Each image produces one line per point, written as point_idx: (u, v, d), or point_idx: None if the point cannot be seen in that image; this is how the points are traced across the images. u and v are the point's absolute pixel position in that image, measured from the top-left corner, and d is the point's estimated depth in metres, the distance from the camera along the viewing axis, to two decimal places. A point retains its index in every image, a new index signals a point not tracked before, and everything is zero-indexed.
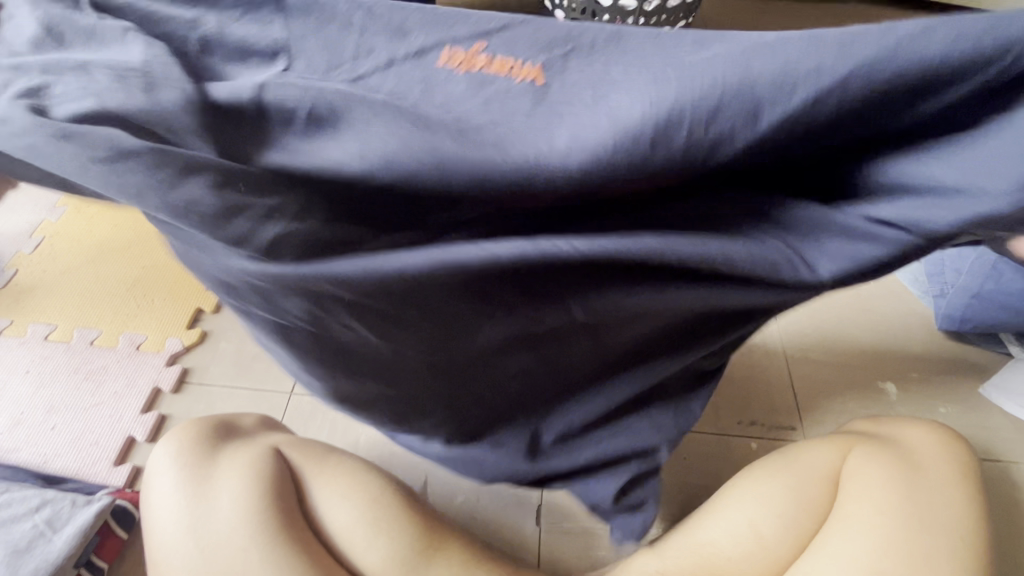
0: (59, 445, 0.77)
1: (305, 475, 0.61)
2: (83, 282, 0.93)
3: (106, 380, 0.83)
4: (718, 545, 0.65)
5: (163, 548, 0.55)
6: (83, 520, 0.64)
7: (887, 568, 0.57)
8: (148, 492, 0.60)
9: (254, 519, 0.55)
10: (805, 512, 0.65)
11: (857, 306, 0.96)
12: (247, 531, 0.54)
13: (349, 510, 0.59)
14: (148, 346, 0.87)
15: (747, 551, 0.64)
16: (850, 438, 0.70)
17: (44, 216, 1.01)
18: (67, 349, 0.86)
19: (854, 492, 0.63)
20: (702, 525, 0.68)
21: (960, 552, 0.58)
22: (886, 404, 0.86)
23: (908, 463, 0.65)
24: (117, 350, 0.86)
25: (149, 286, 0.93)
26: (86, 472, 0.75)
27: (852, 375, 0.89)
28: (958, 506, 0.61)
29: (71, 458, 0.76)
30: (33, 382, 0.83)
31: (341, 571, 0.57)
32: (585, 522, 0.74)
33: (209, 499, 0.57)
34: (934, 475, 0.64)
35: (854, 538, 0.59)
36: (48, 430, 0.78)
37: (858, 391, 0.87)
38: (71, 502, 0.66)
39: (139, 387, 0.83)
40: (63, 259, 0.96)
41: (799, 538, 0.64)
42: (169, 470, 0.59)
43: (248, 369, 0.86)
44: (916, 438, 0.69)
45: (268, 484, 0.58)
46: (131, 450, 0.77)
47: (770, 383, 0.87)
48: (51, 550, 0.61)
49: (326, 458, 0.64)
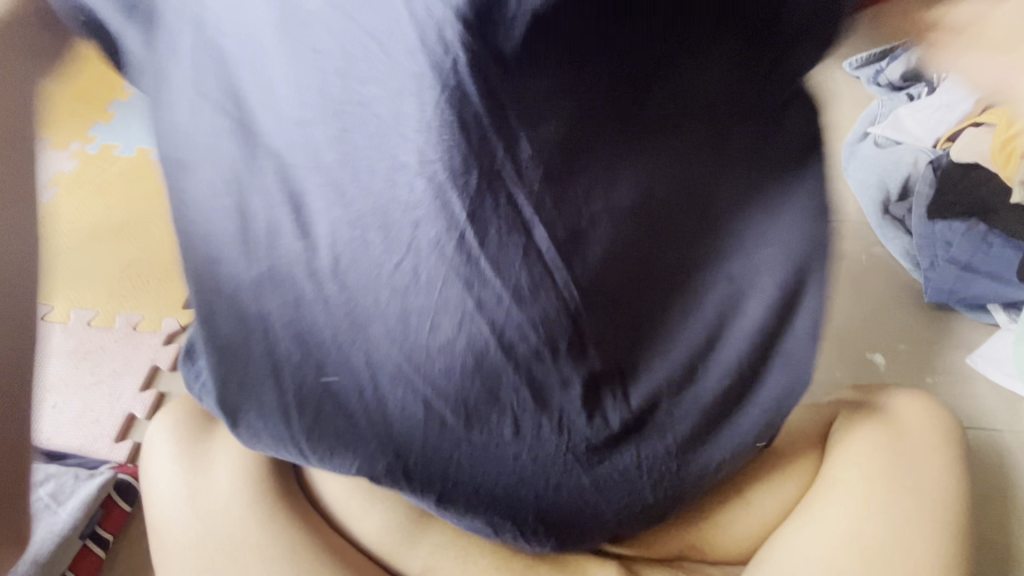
0: (60, 423, 0.79)
1: None
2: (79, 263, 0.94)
3: (104, 360, 0.84)
4: (707, 508, 0.66)
5: (164, 518, 0.57)
6: (86, 494, 0.65)
7: (869, 530, 0.59)
8: (146, 464, 0.61)
9: (252, 490, 0.57)
10: (789, 476, 0.67)
11: (847, 280, 0.99)
12: (246, 501, 0.56)
13: (343, 481, 0.59)
14: (145, 326, 0.88)
15: (734, 515, 0.66)
16: (836, 405, 0.72)
17: (38, 198, 1.02)
18: (65, 330, 0.87)
19: (838, 456, 0.65)
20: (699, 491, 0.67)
21: (938, 511, 0.60)
22: (873, 375, 0.89)
23: (893, 427, 0.66)
24: (115, 330, 0.87)
25: (143, 267, 0.94)
26: (88, 448, 0.76)
27: (842, 346, 0.92)
28: (939, 467, 0.63)
29: (73, 436, 0.78)
30: None
31: (335, 537, 0.58)
32: None
33: (207, 471, 0.58)
34: (916, 441, 0.65)
35: (838, 500, 0.62)
36: (49, 408, 0.80)
37: (843, 362, 0.90)
38: (74, 476, 0.67)
39: (137, 366, 0.84)
40: (59, 241, 0.97)
41: (784, 500, 0.66)
42: (166, 443, 0.60)
43: None
44: (898, 402, 0.69)
45: (265, 455, 0.59)
46: (132, 427, 0.79)
47: None
48: (56, 521, 0.63)
49: None
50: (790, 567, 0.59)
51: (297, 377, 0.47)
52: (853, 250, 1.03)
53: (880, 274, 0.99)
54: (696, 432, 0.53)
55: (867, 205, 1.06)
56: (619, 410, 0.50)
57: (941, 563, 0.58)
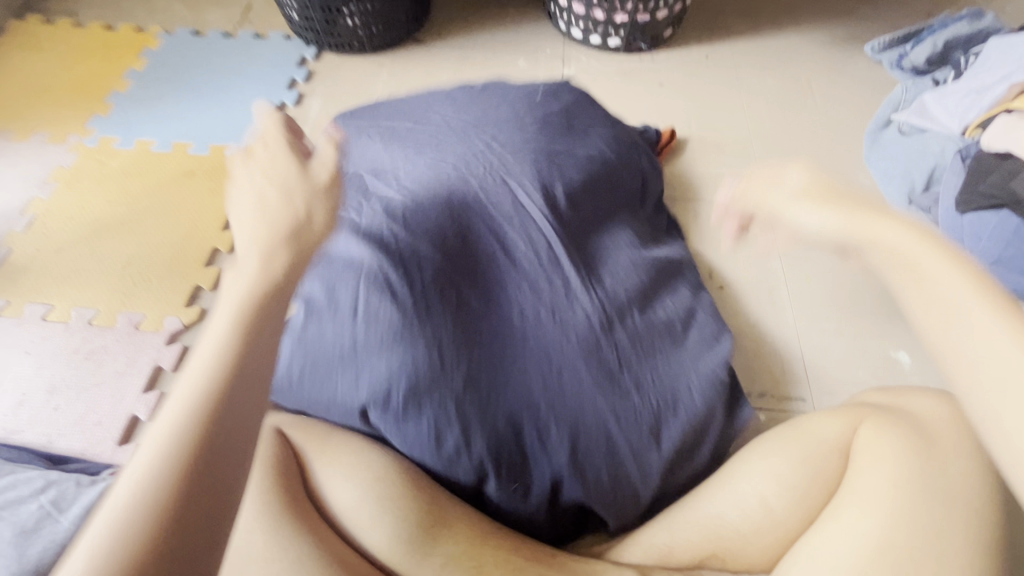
0: (62, 424, 0.76)
1: (308, 457, 0.61)
2: (79, 260, 0.92)
3: (106, 360, 0.82)
4: (726, 517, 0.65)
5: None
6: (89, 500, 0.63)
7: (900, 541, 0.55)
8: None
9: (258, 502, 0.55)
10: (814, 482, 0.64)
11: (871, 274, 0.95)
12: (251, 513, 0.55)
13: (353, 490, 0.58)
14: (147, 325, 0.86)
15: (755, 523, 0.63)
16: (859, 410, 0.69)
17: (35, 194, 0.99)
18: (65, 329, 0.85)
19: (863, 463, 0.63)
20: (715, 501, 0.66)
21: (972, 521, 0.57)
22: (898, 374, 0.85)
23: (920, 434, 0.64)
24: (116, 329, 0.85)
25: (145, 264, 0.92)
26: (91, 451, 0.74)
27: (864, 343, 0.89)
28: (971, 474, 0.60)
29: (75, 438, 0.75)
30: (33, 362, 0.82)
31: (347, 550, 0.57)
32: None
33: None
34: (947, 447, 0.62)
35: (868, 509, 0.58)
36: (50, 410, 0.78)
37: (866, 361, 0.87)
38: (75, 483, 0.65)
39: (139, 366, 0.82)
40: (57, 238, 0.94)
41: (807, 508, 0.63)
42: None
43: None
44: (923, 408, 0.67)
45: (272, 466, 0.58)
46: (135, 429, 0.77)
47: (781, 355, 0.87)
48: (58, 530, 0.60)
49: (328, 438, 0.62)
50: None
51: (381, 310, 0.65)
52: None
53: None
54: (657, 367, 0.74)
55: (892, 195, 1.03)
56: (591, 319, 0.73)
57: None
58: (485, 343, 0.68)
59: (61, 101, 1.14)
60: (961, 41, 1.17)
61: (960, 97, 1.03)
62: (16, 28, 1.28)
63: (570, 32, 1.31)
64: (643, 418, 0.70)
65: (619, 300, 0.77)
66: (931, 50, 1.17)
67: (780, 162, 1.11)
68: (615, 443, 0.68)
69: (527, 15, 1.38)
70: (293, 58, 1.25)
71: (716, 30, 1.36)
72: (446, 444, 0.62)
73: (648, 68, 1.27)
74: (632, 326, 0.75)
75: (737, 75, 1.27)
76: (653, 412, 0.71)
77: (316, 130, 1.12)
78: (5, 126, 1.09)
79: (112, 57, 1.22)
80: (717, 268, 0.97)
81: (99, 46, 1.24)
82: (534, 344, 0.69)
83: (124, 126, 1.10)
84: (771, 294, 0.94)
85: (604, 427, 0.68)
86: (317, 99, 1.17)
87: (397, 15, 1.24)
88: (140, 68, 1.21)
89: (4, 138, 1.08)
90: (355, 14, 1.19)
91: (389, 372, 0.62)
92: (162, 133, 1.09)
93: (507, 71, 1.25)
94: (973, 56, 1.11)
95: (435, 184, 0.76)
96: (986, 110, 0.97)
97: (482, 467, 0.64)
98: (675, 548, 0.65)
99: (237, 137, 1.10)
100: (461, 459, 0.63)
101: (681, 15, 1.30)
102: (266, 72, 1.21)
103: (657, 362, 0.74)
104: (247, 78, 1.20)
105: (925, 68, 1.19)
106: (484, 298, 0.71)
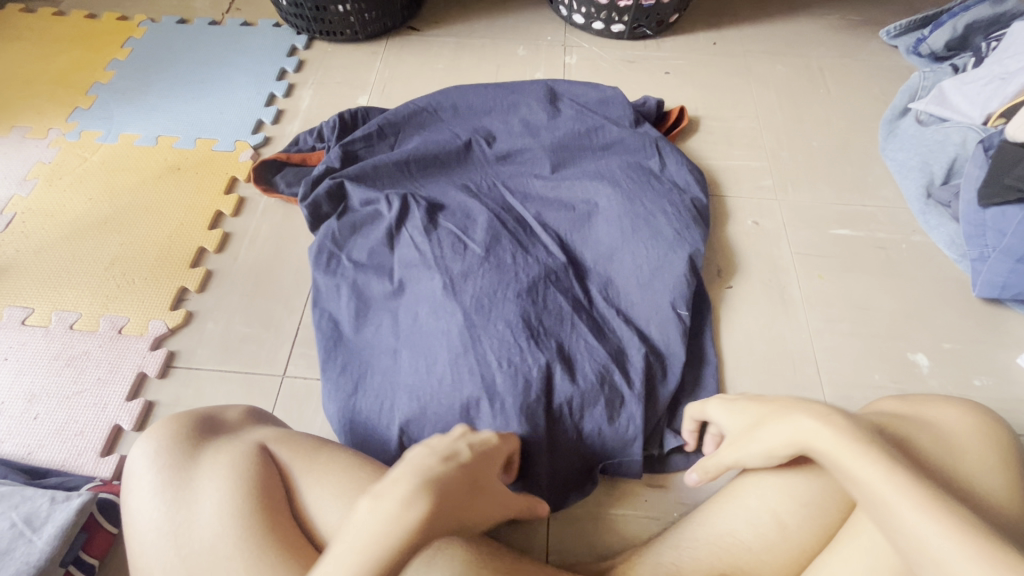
0: (42, 435, 0.73)
1: (294, 474, 0.58)
2: (60, 261, 0.88)
3: (87, 366, 0.79)
4: (740, 535, 0.61)
5: (146, 556, 0.52)
6: (64, 518, 0.60)
7: None
8: (126, 494, 0.56)
9: (239, 525, 0.52)
10: (833, 499, 0.60)
11: (887, 272, 0.91)
12: (231, 538, 0.51)
13: (342, 508, 0.55)
14: (131, 329, 0.82)
15: (768, 541, 0.60)
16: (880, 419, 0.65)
17: (14, 192, 0.96)
18: (46, 335, 0.81)
19: None
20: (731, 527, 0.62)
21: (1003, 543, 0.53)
22: (915, 377, 0.81)
23: (945, 447, 0.59)
24: (98, 334, 0.81)
25: (129, 265, 0.88)
26: (72, 464, 0.71)
27: (881, 345, 0.84)
28: (1000, 491, 0.56)
29: (55, 450, 0.72)
30: (13, 369, 0.78)
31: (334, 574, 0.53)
32: (596, 507, 0.72)
33: (193, 503, 0.53)
34: (973, 461, 0.58)
35: None
36: (29, 420, 0.74)
37: (882, 363, 0.83)
38: (50, 499, 0.62)
39: (123, 373, 0.78)
40: (38, 237, 0.90)
41: (825, 525, 0.60)
42: (147, 473, 0.55)
43: (236, 351, 0.81)
44: (947, 419, 0.63)
45: (255, 485, 0.55)
46: (118, 439, 0.74)
47: (792, 358, 0.83)
48: (32, 551, 0.57)
49: (316, 455, 0.60)
50: None
51: (388, 255, 0.84)
52: (893, 240, 0.95)
53: (921, 265, 0.92)
54: (628, 294, 0.82)
55: (909, 188, 0.98)
56: (562, 264, 0.83)
57: None
58: (484, 275, 0.79)
59: (43, 93, 1.09)
60: (983, 24, 1.11)
61: (981, 84, 0.99)
62: None
63: (572, 18, 1.25)
64: (611, 348, 0.76)
65: (594, 237, 0.88)
66: (951, 34, 1.12)
67: (791, 153, 1.06)
68: (597, 356, 0.75)
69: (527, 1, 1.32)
70: (284, 48, 1.20)
71: (725, 16, 1.31)
72: (455, 360, 0.71)
73: (654, 55, 1.22)
74: (602, 259, 0.85)
75: (746, 62, 1.21)
76: (625, 331, 0.78)
77: (306, 122, 1.07)
78: None
79: (95, 46, 1.18)
80: (726, 265, 0.92)
81: (82, 35, 1.19)
82: (521, 270, 0.81)
83: (107, 119, 1.06)
84: (782, 293, 0.90)
85: (585, 345, 0.75)
86: (308, 90, 1.13)
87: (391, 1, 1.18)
88: (125, 59, 1.16)
89: None
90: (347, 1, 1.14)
91: (415, 309, 0.77)
92: (146, 126, 1.05)
93: (506, 59, 1.20)
94: (995, 40, 1.06)
95: (448, 174, 0.95)
96: (1009, 99, 0.94)
97: (482, 388, 0.70)
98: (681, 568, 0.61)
99: (225, 130, 1.05)
100: (465, 375, 0.70)
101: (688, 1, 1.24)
102: (256, 62, 1.16)
103: (633, 284, 0.83)
104: (235, 68, 1.15)
105: (943, 55, 1.15)
106: (483, 242, 0.84)
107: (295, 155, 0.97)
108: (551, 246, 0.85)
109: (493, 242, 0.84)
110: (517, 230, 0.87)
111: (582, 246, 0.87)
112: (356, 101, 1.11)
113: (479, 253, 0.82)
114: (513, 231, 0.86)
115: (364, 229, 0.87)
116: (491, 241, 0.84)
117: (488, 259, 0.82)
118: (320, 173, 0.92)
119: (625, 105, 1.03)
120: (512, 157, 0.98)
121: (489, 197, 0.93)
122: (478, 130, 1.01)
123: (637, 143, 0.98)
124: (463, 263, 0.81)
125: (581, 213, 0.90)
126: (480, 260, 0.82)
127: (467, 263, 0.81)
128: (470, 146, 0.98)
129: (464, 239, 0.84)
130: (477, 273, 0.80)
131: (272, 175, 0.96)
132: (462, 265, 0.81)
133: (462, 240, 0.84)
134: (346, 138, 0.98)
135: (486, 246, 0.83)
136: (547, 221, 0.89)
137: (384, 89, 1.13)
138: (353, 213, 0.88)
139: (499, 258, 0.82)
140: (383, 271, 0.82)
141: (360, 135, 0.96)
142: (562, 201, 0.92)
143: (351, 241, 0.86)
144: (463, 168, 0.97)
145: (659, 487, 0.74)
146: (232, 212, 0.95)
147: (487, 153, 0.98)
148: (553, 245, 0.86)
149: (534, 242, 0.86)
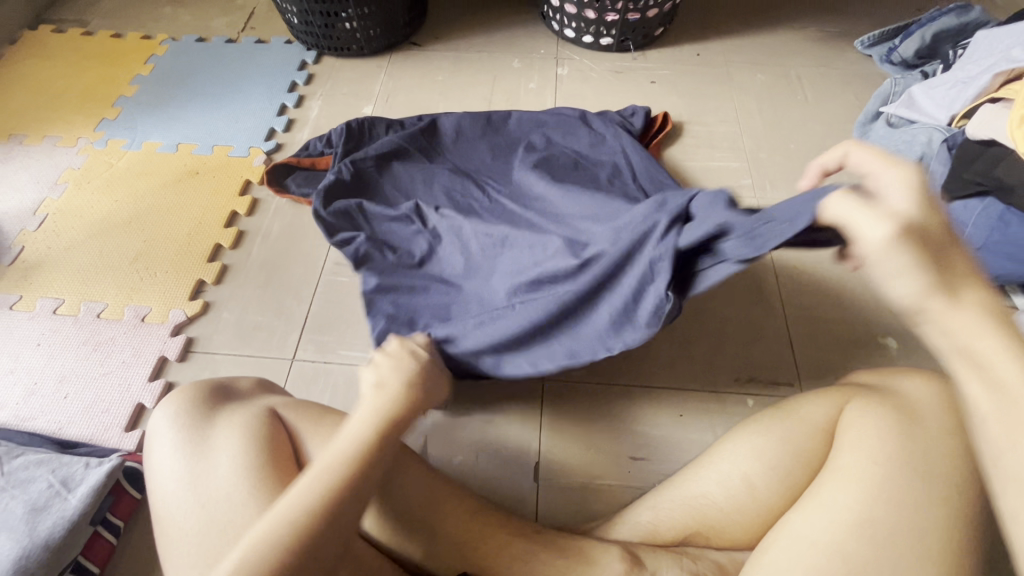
0: (71, 413, 0.79)
1: (301, 436, 0.63)
2: (87, 258, 0.95)
3: (114, 350, 0.85)
4: (711, 498, 0.66)
5: (167, 505, 0.58)
6: (96, 480, 0.67)
7: (878, 518, 0.54)
8: (149, 452, 0.62)
9: (252, 478, 0.57)
10: (799, 463, 0.63)
11: None
12: (245, 489, 0.56)
13: None
14: (153, 318, 0.89)
15: (738, 501, 0.64)
16: (847, 391, 0.67)
17: (47, 195, 1.03)
18: (75, 323, 0.88)
19: (846, 442, 0.61)
20: (705, 493, 0.66)
21: (953, 502, 0.54)
22: (887, 358, 0.87)
23: (906, 412, 0.61)
24: (123, 322, 0.88)
25: (152, 259, 0.95)
26: (98, 437, 0.77)
27: (855, 330, 0.90)
28: (958, 455, 0.57)
29: (84, 425, 0.78)
30: (44, 353, 0.85)
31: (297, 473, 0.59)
32: (582, 477, 0.77)
33: (209, 458, 0.59)
34: (933, 423, 0.59)
35: (847, 485, 0.57)
36: (60, 398, 0.81)
37: (855, 346, 0.88)
38: (85, 464, 0.68)
39: (145, 356, 0.85)
40: (67, 235, 0.98)
41: (792, 486, 0.63)
42: (168, 432, 0.61)
43: (250, 337, 0.88)
44: (912, 387, 0.64)
45: (265, 445, 0.60)
46: (141, 416, 0.80)
47: (767, 342, 0.89)
48: (67, 507, 0.64)
49: (321, 420, 0.65)
50: (797, 553, 0.55)
51: (408, 260, 0.90)
52: None
53: None
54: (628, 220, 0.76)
55: None
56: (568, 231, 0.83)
57: (956, 550, 0.52)
58: (512, 247, 0.83)
59: (73, 106, 1.18)
60: (951, 33, 1.16)
61: (946, 88, 1.03)
62: (29, 36, 1.33)
63: (564, 32, 1.34)
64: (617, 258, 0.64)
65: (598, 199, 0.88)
66: (919, 43, 1.19)
67: (770, 155, 1.13)
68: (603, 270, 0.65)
69: (522, 16, 1.41)
70: (295, 62, 1.28)
71: (709, 28, 1.39)
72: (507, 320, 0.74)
73: (641, 66, 1.30)
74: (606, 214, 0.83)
75: (728, 72, 1.29)
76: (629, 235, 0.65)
77: (315, 130, 1.16)
78: (19, 131, 1.14)
79: (122, 63, 1.27)
80: None
81: (109, 53, 1.29)
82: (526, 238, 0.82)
83: (132, 128, 1.14)
84: (759, 282, 0.95)
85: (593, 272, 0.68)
86: (318, 101, 1.21)
87: (394, 18, 1.27)
88: (147, 74, 1.25)
89: (18, 142, 1.12)
90: (353, 19, 1.22)
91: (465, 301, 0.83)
92: (168, 135, 1.13)
93: (502, 71, 1.28)
94: (961, 49, 1.11)
95: (447, 185, 1.01)
96: (969, 101, 0.97)
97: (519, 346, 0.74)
98: (659, 526, 0.67)
99: (240, 138, 1.13)
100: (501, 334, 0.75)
101: (673, 15, 1.32)
102: (268, 76, 1.25)
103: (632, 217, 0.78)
104: (249, 82, 1.24)
105: (914, 62, 1.22)
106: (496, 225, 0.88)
107: (305, 160, 1.05)
108: (555, 223, 0.87)
109: (500, 227, 0.87)
110: (520, 218, 0.91)
111: (588, 212, 0.86)
112: (362, 111, 1.19)
113: (486, 237, 0.86)
114: (520, 221, 0.90)
115: (380, 240, 0.92)
116: (502, 227, 0.88)
117: (497, 239, 0.85)
118: (332, 185, 0.98)
119: (608, 126, 1.11)
120: (505, 177, 1.03)
121: (490, 202, 0.97)
122: (470, 156, 1.08)
123: (628, 166, 1.04)
124: (478, 253, 0.86)
125: (581, 193, 0.91)
126: (492, 242, 0.85)
127: (482, 253, 0.86)
128: (462, 172, 1.04)
129: (470, 228, 0.88)
130: (494, 256, 0.84)
131: (283, 177, 1.04)
132: (478, 253, 0.86)
133: (469, 229, 0.88)
134: (345, 157, 1.04)
135: (494, 229, 0.86)
136: (549, 206, 0.92)
137: (387, 100, 1.22)
138: (371, 228, 0.94)
139: (505, 234, 0.84)
140: (410, 269, 0.89)
141: (373, 154, 1.03)
142: (555, 191, 0.95)
143: (381, 253, 0.91)
144: (456, 183, 1.02)
145: (643, 458, 0.79)
146: (246, 212, 1.02)
147: (481, 175, 1.04)
148: (560, 221, 0.87)
149: (537, 221, 0.89)
